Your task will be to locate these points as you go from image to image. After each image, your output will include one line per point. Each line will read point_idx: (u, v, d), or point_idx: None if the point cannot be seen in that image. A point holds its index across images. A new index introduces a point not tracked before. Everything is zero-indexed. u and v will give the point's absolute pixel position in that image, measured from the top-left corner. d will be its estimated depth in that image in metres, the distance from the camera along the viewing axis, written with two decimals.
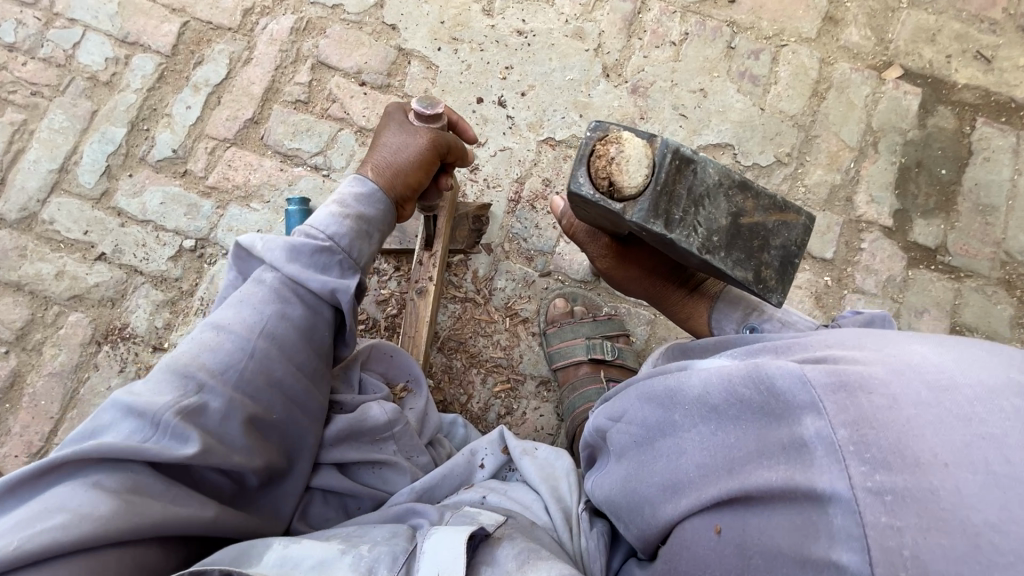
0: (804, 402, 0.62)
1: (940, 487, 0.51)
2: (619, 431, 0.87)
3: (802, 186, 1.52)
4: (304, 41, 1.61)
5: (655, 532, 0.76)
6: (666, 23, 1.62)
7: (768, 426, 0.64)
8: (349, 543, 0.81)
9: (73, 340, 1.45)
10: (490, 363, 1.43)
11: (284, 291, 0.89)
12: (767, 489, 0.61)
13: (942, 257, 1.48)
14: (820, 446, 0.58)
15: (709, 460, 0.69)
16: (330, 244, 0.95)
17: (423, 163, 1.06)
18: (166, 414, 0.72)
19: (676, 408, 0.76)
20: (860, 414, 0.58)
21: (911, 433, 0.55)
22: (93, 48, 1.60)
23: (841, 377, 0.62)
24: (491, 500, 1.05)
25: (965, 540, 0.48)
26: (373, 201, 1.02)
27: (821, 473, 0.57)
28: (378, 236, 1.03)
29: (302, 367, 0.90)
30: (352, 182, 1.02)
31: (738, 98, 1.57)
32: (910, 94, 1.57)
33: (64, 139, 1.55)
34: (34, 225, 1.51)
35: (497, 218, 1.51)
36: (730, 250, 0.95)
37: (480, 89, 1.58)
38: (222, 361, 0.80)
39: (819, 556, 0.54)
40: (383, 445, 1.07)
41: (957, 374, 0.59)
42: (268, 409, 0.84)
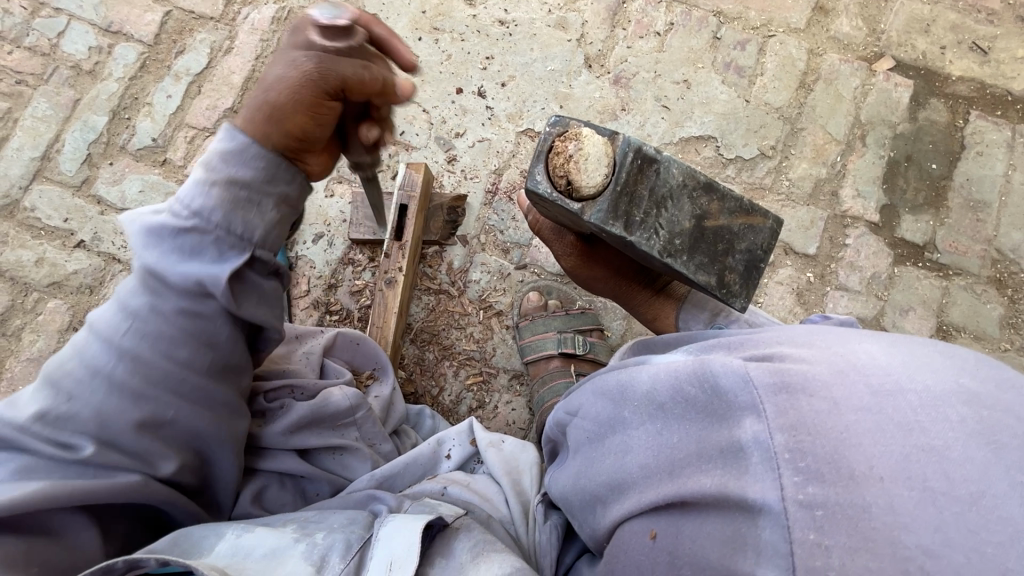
0: (745, 404, 0.59)
1: (872, 504, 0.48)
2: (575, 426, 0.84)
3: (786, 180, 1.48)
4: (285, 31, 1.61)
5: (602, 533, 0.73)
6: (651, 14, 1.59)
7: (709, 428, 0.61)
8: (305, 530, 0.80)
9: (51, 327, 1.47)
10: (463, 355, 1.42)
11: (149, 281, 0.77)
12: (700, 495, 0.57)
13: (930, 254, 1.44)
14: (757, 452, 0.55)
15: (650, 461, 0.66)
16: (195, 223, 0.76)
17: (308, 102, 0.77)
18: (34, 426, 0.71)
19: (626, 405, 0.73)
20: (798, 418, 0.55)
21: (849, 442, 0.52)
22: (77, 37, 1.61)
23: (783, 377, 0.59)
24: (452, 491, 1.03)
25: (894, 563, 0.45)
26: (246, 157, 0.78)
27: (755, 482, 0.54)
28: (263, 204, 0.80)
29: (189, 365, 0.79)
30: (223, 134, 0.79)
31: (722, 90, 1.53)
32: (901, 86, 1.52)
33: (47, 127, 1.56)
34: (16, 212, 1.52)
35: (474, 209, 1.50)
36: (692, 254, 0.93)
37: (460, 80, 1.56)
38: (92, 366, 0.74)
39: (744, 571, 0.51)
40: (344, 432, 1.05)
41: (904, 379, 0.56)
42: (158, 412, 0.77)
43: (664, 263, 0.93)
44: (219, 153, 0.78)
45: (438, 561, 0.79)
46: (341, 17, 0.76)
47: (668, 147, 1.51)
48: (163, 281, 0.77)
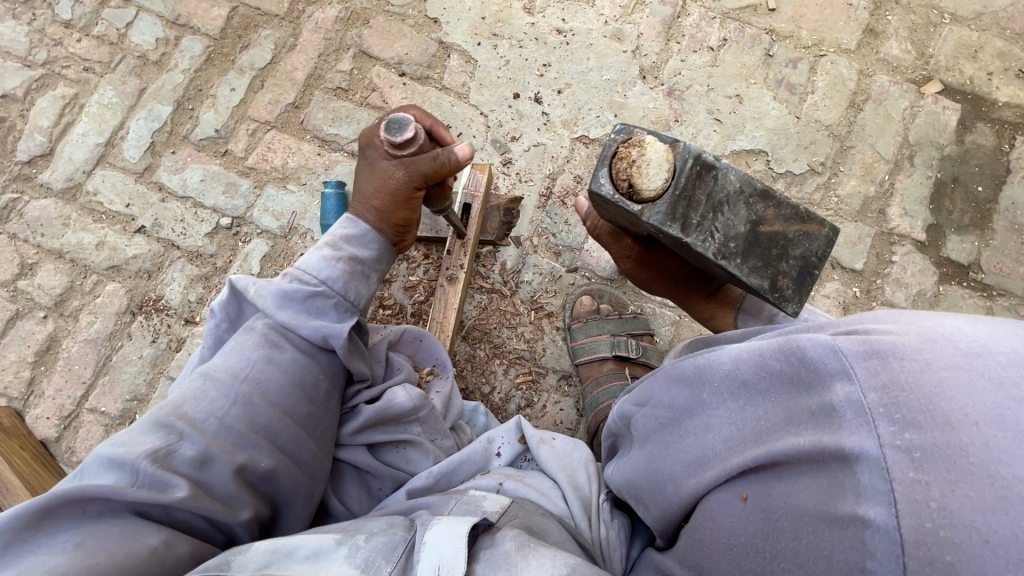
0: (835, 369, 0.55)
1: (969, 444, 0.45)
2: (642, 415, 0.79)
3: (835, 196, 1.51)
4: (347, 31, 1.65)
5: (678, 509, 0.67)
6: (705, 28, 1.63)
7: (798, 395, 0.58)
8: (347, 532, 0.77)
9: (109, 309, 1.49)
10: (513, 354, 1.45)
11: (273, 335, 0.92)
12: (793, 453, 0.54)
13: (975, 274, 1.47)
14: (850, 410, 0.52)
15: (736, 433, 0.62)
16: (323, 289, 0.98)
17: (402, 199, 1.07)
18: (143, 461, 0.70)
19: (705, 386, 0.68)
20: (892, 378, 0.52)
21: (942, 395, 0.48)
22: (145, 28, 1.65)
23: (870, 344, 0.55)
24: (508, 486, 1.01)
25: (992, 492, 0.43)
26: (367, 243, 1.07)
27: (851, 433, 0.50)
28: (374, 275, 1.08)
29: (291, 413, 0.88)
30: (346, 224, 1.07)
31: (774, 106, 1.57)
32: (949, 109, 1.55)
33: (113, 114, 1.60)
34: (79, 196, 1.56)
35: (528, 211, 1.52)
36: (746, 258, 0.91)
37: (517, 85, 1.60)
38: (204, 410, 0.80)
39: (847, 513, 0.48)
40: (408, 426, 1.07)
41: (991, 341, 0.51)
42: (254, 457, 0.80)
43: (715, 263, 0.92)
44: (345, 237, 1.05)
45: (485, 552, 0.73)
46: (407, 124, 1.00)
47: (721, 159, 1.54)
48: (286, 339, 0.92)
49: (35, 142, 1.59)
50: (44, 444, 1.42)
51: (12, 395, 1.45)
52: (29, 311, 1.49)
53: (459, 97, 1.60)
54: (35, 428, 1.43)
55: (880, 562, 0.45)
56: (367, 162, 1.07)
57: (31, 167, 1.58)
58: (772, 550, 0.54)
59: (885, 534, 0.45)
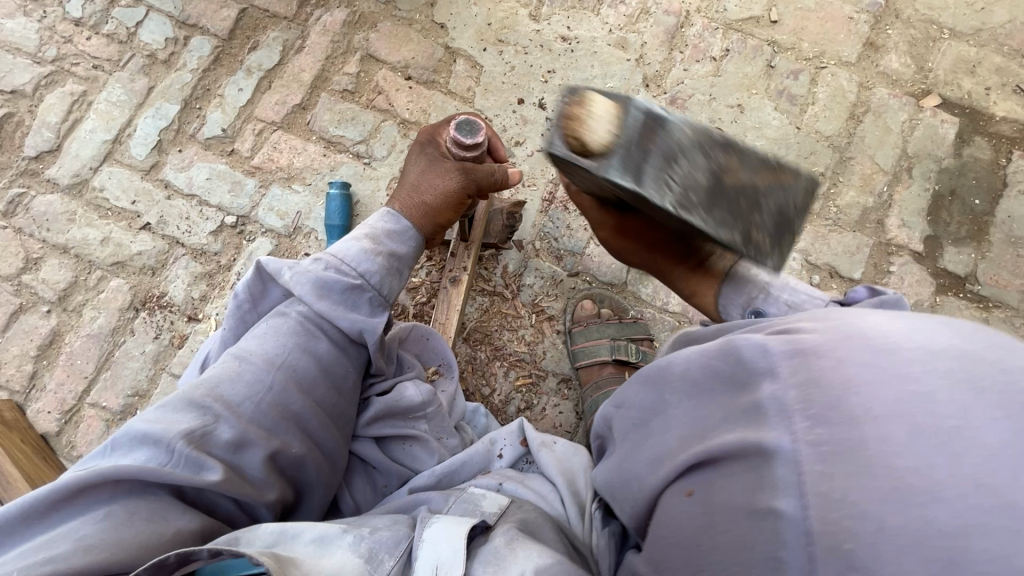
0: (764, 368, 0.54)
1: (868, 437, 0.45)
2: (619, 416, 0.75)
3: (834, 207, 1.53)
4: (355, 34, 1.66)
5: (643, 507, 0.63)
6: (707, 39, 1.65)
7: (734, 393, 0.56)
8: (352, 524, 0.78)
9: (113, 305, 1.50)
10: (513, 357, 1.46)
11: (307, 324, 0.94)
12: (721, 451, 0.53)
13: (971, 286, 1.49)
14: (772, 408, 0.51)
15: (685, 430, 0.59)
16: (361, 282, 0.99)
17: (453, 202, 1.11)
18: (179, 442, 0.72)
19: (665, 386, 0.65)
20: (809, 376, 0.51)
21: (847, 389, 0.48)
22: (154, 27, 1.67)
23: (798, 343, 0.54)
24: (508, 487, 1.01)
25: (886, 484, 0.42)
26: (404, 238, 1.08)
27: (770, 429, 0.50)
28: (405, 274, 1.09)
29: (320, 402, 0.91)
30: (385, 217, 1.08)
31: (775, 116, 1.59)
32: (947, 123, 1.58)
33: (120, 112, 1.62)
34: (86, 191, 1.57)
35: (531, 215, 1.54)
36: (711, 208, 0.85)
37: (522, 91, 1.61)
38: (241, 394, 0.82)
39: (763, 508, 0.47)
40: (414, 423, 1.08)
41: (905, 336, 0.50)
42: (285, 444, 0.82)
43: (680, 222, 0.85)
44: (385, 231, 1.06)
45: (482, 551, 0.74)
46: (477, 131, 1.08)
47: None
48: (321, 328, 0.95)
49: (42, 137, 1.60)
50: (44, 438, 1.42)
51: (14, 389, 1.46)
52: (33, 305, 1.50)
53: (464, 102, 1.61)
54: (36, 422, 1.44)
55: (790, 552, 0.45)
56: (424, 160, 1.12)
57: (38, 162, 1.59)
58: (706, 547, 0.52)
59: (794, 525, 0.45)
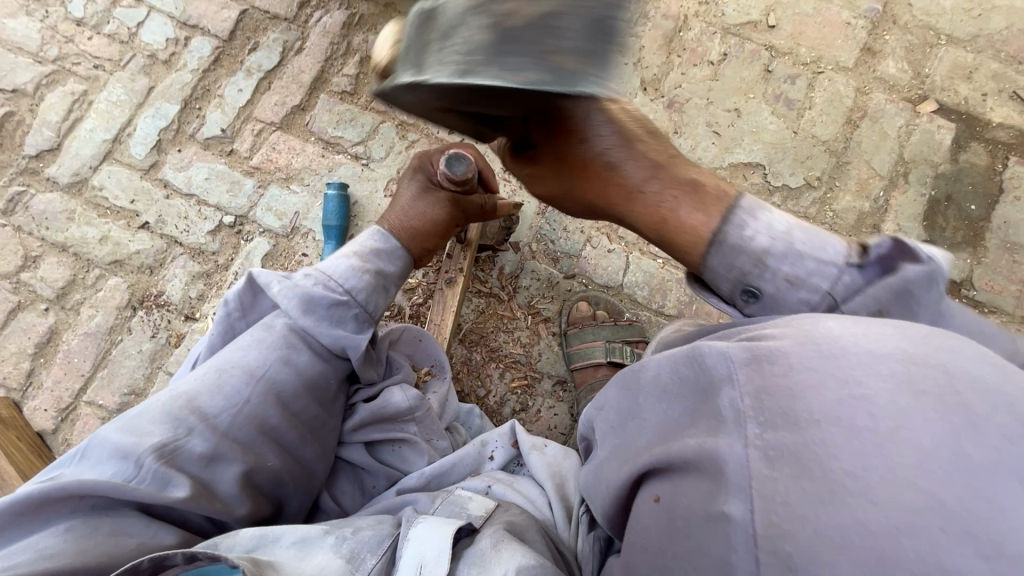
0: (722, 376, 0.56)
1: (812, 441, 0.47)
2: (600, 418, 0.76)
3: (830, 211, 1.54)
4: (354, 36, 1.67)
5: (620, 507, 0.65)
6: (705, 43, 1.65)
7: (697, 400, 0.57)
8: (334, 525, 0.78)
9: (110, 303, 1.51)
10: (509, 358, 1.46)
11: (292, 336, 0.93)
12: (683, 457, 0.54)
13: (966, 291, 1.49)
14: (729, 414, 0.52)
15: (655, 436, 0.61)
16: (348, 299, 0.98)
17: (440, 229, 1.15)
18: (148, 457, 0.72)
19: (642, 392, 0.67)
20: (763, 383, 0.53)
21: (795, 395, 0.50)
22: (155, 28, 1.68)
23: (754, 350, 0.56)
24: (496, 490, 1.01)
25: (823, 484, 0.44)
26: (392, 258, 1.08)
27: (724, 434, 0.51)
28: (393, 290, 1.08)
29: (300, 416, 0.91)
30: (375, 236, 1.08)
31: (772, 120, 1.59)
32: (944, 128, 1.58)
33: (121, 112, 1.63)
34: (85, 190, 1.58)
35: (527, 217, 1.54)
36: (501, 58, 0.77)
37: None
38: (217, 406, 0.82)
39: (717, 512, 0.48)
40: (404, 425, 1.08)
41: (851, 343, 0.53)
42: (260, 458, 0.83)
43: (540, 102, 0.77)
44: (373, 249, 1.06)
45: (468, 552, 0.75)
46: (468, 164, 1.08)
47: (718, 171, 1.57)
48: (305, 341, 0.94)
49: (43, 136, 1.61)
50: (41, 436, 1.43)
51: (11, 386, 1.47)
52: (31, 303, 1.51)
53: None
54: (33, 419, 1.44)
55: (740, 556, 0.45)
56: (414, 186, 1.14)
57: (39, 161, 1.60)
58: (671, 551, 0.52)
59: (742, 529, 0.46)
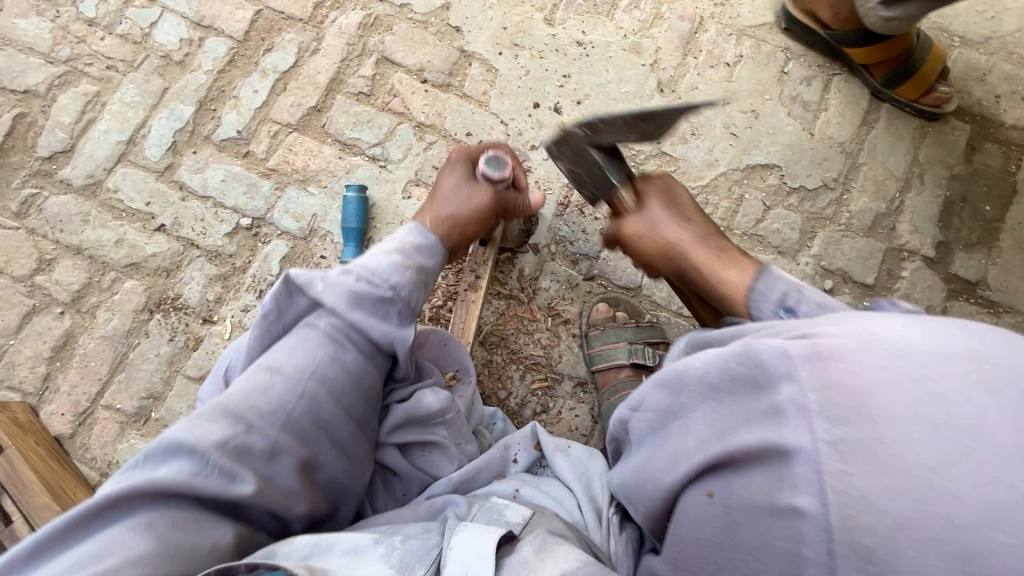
0: (778, 368, 0.49)
1: (887, 437, 0.42)
2: (636, 419, 0.69)
3: (847, 212, 1.55)
4: (370, 37, 1.66)
5: (660, 502, 0.62)
6: (721, 45, 1.65)
7: (745, 392, 0.52)
8: (383, 533, 0.80)
9: (127, 307, 1.50)
10: (529, 360, 1.47)
11: (336, 335, 0.91)
12: (741, 450, 0.50)
13: (981, 291, 1.50)
14: (793, 410, 0.46)
15: (705, 431, 0.55)
16: (392, 294, 0.96)
17: (481, 219, 1.20)
18: (215, 452, 0.71)
19: (673, 382, 0.61)
20: (829, 378, 0.46)
21: (868, 391, 0.44)
22: (169, 28, 1.66)
23: (812, 343, 0.50)
24: (524, 493, 1.02)
25: (904, 477, 0.41)
26: (431, 253, 1.08)
27: (788, 428, 0.46)
28: (430, 285, 1.06)
29: (350, 412, 0.88)
30: (413, 232, 1.08)
31: (788, 122, 1.60)
32: (958, 130, 1.59)
33: (134, 113, 1.61)
34: (99, 192, 1.56)
35: (546, 219, 1.54)
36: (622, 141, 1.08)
37: (537, 95, 1.62)
38: (273, 402, 0.79)
39: (785, 507, 0.45)
40: (433, 428, 1.07)
41: (920, 339, 0.47)
42: (314, 452, 0.82)
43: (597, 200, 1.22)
44: (413, 245, 1.06)
45: (508, 560, 0.74)
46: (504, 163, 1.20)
47: (735, 172, 1.57)
48: (348, 339, 0.92)
49: (55, 137, 1.60)
50: (58, 440, 1.42)
51: (27, 390, 1.46)
52: (46, 306, 1.50)
53: (479, 105, 1.62)
54: (50, 423, 1.43)
55: (811, 548, 0.43)
56: (453, 180, 1.21)
57: (51, 163, 1.58)
58: (732, 543, 0.50)
59: (814, 523, 0.43)
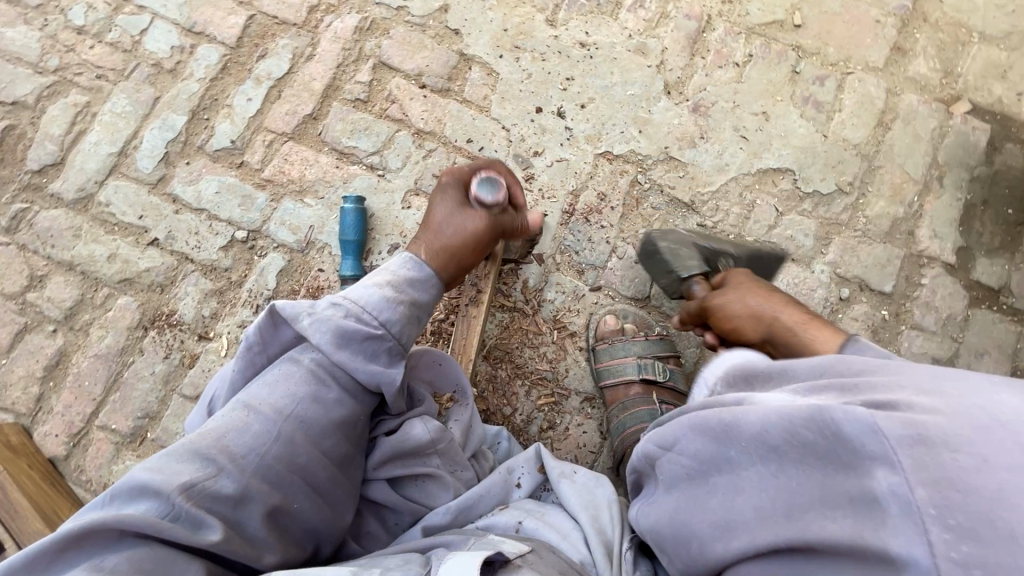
0: (874, 453, 0.53)
1: None
2: (667, 460, 0.75)
3: (863, 217, 1.49)
4: (366, 41, 1.61)
5: (708, 568, 0.67)
6: (730, 44, 1.59)
7: (835, 475, 0.56)
8: (362, 566, 0.77)
9: (120, 324, 1.46)
10: (535, 375, 1.42)
11: (319, 371, 0.89)
12: (832, 544, 0.53)
13: (1004, 298, 1.45)
14: (895, 507, 0.50)
15: (768, 503, 0.60)
16: (381, 332, 0.94)
17: (478, 245, 1.15)
18: (180, 495, 0.69)
19: (734, 445, 0.65)
20: (943, 475, 0.48)
21: (1000, 501, 0.45)
22: (160, 35, 1.61)
23: (919, 429, 0.52)
24: (527, 526, 0.95)
25: None
26: (424, 285, 1.05)
27: (894, 534, 0.49)
28: (425, 319, 1.05)
29: (329, 453, 0.85)
30: (406, 263, 1.05)
31: (801, 124, 1.54)
32: (978, 130, 1.53)
33: (126, 123, 1.57)
34: (91, 206, 1.52)
35: (551, 228, 1.49)
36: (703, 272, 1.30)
37: (540, 99, 1.56)
38: (246, 444, 0.78)
39: None
40: (426, 458, 1.01)
41: None
42: (288, 498, 0.79)
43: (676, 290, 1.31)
44: (405, 277, 1.03)
45: None
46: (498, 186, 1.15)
47: (746, 177, 1.52)
48: (331, 377, 0.89)
49: (45, 150, 1.55)
50: (53, 463, 1.38)
51: (20, 411, 1.42)
52: (38, 324, 1.46)
53: (480, 111, 1.56)
54: (43, 445, 1.39)
55: None
56: (445, 207, 1.16)
57: (42, 176, 1.54)
58: None
59: None
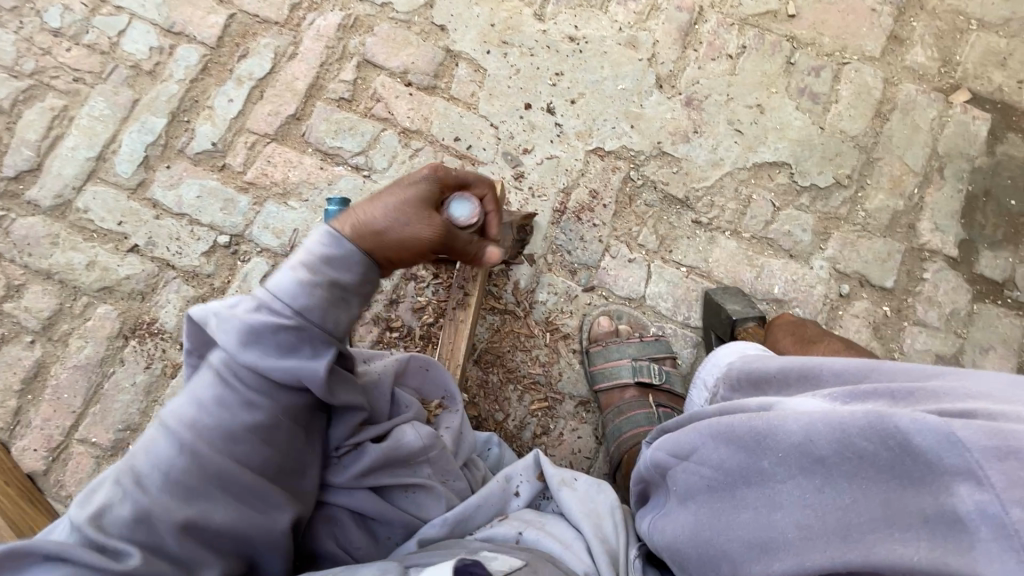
0: (954, 466, 0.49)
1: None
2: (683, 470, 0.74)
3: (862, 211, 1.45)
4: (350, 39, 1.57)
5: None
6: (723, 36, 1.55)
7: (901, 490, 0.53)
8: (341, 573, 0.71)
9: (100, 334, 1.42)
10: (528, 379, 1.38)
11: (230, 372, 0.72)
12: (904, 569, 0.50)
13: (1009, 292, 1.41)
14: (986, 528, 0.46)
15: (813, 521, 0.58)
16: (295, 321, 0.73)
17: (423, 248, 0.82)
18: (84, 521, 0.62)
19: (770, 456, 0.63)
20: None
21: None
22: (138, 36, 1.57)
23: (1006, 441, 0.48)
24: (528, 536, 0.89)
25: None
26: (347, 262, 0.77)
27: (983, 558, 0.46)
28: (358, 303, 0.79)
29: (251, 458, 0.71)
30: (324, 237, 0.77)
31: (797, 116, 1.50)
32: (979, 119, 1.49)
33: (104, 127, 1.53)
34: (68, 213, 1.48)
35: (541, 228, 1.45)
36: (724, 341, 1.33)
37: (529, 95, 1.52)
38: (155, 458, 0.67)
39: None
40: (417, 468, 0.93)
41: None
42: (208, 508, 0.67)
43: (728, 332, 1.31)
44: (321, 255, 0.75)
45: None
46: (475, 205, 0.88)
47: (742, 172, 1.48)
48: (238, 379, 0.72)
49: (21, 156, 1.51)
50: (31, 478, 1.34)
51: None
52: (16, 335, 1.41)
53: (467, 108, 1.52)
54: (21, 460, 1.35)
55: None
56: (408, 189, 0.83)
57: (18, 183, 1.50)
58: None
59: None
